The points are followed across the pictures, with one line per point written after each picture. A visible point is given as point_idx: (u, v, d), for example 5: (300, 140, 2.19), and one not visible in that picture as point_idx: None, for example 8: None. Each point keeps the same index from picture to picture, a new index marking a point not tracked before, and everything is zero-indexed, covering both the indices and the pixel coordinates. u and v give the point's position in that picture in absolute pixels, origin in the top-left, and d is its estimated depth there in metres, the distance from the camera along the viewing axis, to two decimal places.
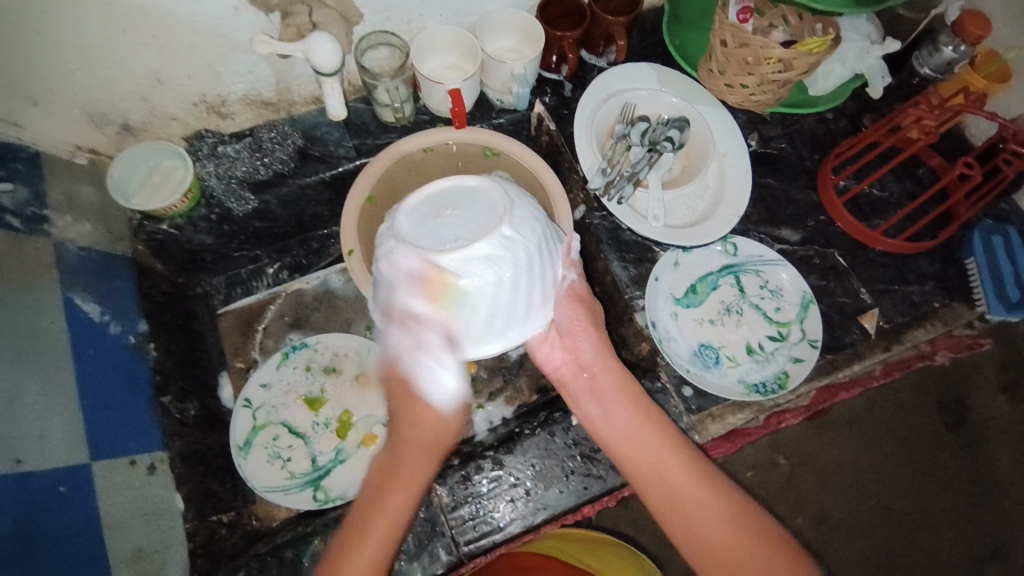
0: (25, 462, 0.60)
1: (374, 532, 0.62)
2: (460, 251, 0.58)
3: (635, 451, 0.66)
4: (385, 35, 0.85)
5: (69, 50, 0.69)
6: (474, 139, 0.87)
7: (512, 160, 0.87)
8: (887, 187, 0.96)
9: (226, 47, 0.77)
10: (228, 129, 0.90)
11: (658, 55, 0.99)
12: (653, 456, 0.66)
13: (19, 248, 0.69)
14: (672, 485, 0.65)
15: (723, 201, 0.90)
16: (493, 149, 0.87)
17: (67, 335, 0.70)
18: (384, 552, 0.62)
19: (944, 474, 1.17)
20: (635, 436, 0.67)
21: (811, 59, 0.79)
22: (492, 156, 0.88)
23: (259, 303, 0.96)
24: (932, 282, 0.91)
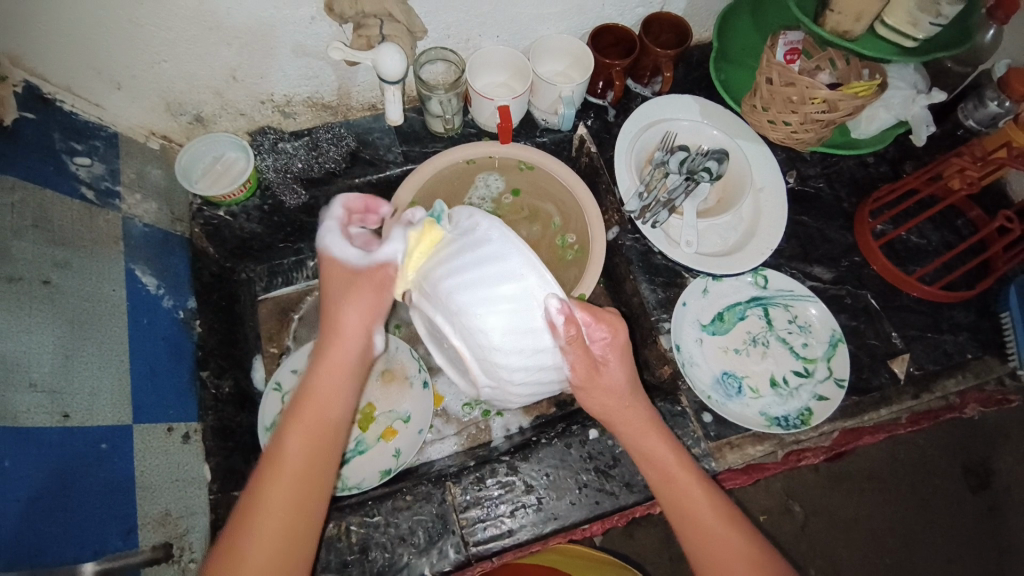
0: (71, 417, 0.63)
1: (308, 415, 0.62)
2: (502, 363, 0.57)
3: (673, 497, 0.66)
4: (444, 51, 0.90)
5: (159, 43, 0.75)
6: (514, 153, 0.92)
7: (547, 174, 0.92)
8: (926, 235, 0.96)
9: (299, 51, 0.83)
10: (289, 128, 0.96)
11: (703, 89, 1.02)
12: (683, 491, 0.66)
13: (91, 217, 0.74)
14: (698, 521, 0.65)
15: (757, 233, 0.90)
16: (528, 163, 0.93)
17: (126, 302, 0.75)
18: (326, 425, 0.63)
19: (967, 537, 1.13)
20: (672, 478, 0.67)
21: (856, 102, 0.80)
22: (527, 170, 0.94)
23: (299, 292, 1.01)
24: (966, 333, 0.90)
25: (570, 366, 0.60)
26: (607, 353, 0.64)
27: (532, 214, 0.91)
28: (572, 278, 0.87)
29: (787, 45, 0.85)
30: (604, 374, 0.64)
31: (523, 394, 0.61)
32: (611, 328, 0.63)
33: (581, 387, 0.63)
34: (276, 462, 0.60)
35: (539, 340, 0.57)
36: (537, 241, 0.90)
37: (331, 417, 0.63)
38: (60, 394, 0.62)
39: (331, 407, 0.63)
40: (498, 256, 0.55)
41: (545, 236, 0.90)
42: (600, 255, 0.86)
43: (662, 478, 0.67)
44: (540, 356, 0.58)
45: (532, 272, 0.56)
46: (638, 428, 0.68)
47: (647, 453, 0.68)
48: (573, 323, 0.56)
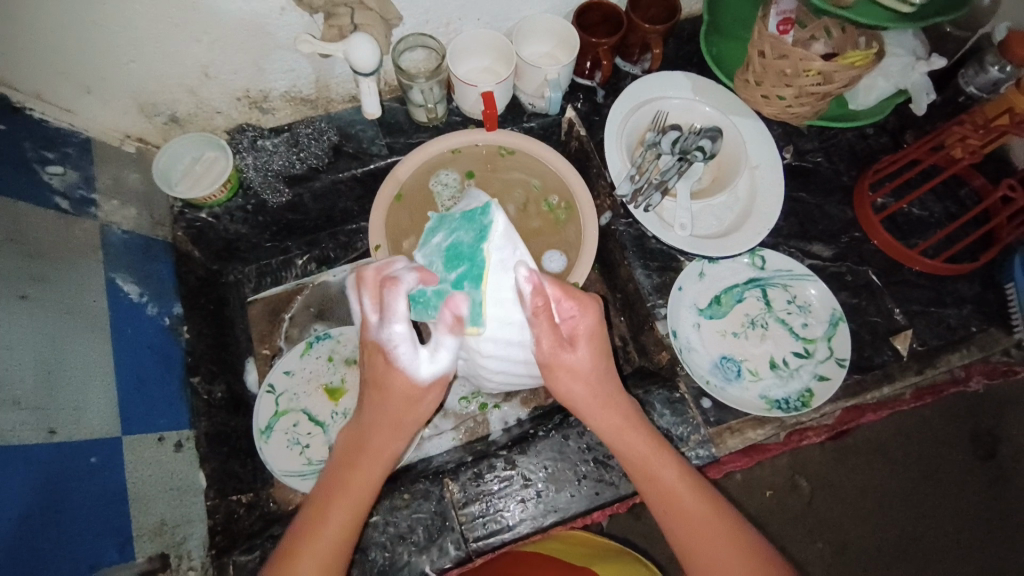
0: (58, 433, 0.62)
1: (357, 490, 0.63)
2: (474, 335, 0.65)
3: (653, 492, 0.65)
4: (423, 38, 0.86)
5: (125, 43, 0.73)
6: (494, 140, 0.89)
7: (529, 157, 0.90)
8: (927, 206, 0.93)
9: (271, 44, 0.80)
10: (268, 124, 0.93)
11: (694, 65, 0.98)
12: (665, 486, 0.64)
13: (68, 227, 0.72)
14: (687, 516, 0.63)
15: (753, 213, 0.88)
16: (508, 148, 0.90)
17: (108, 312, 0.74)
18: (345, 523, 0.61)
19: (973, 507, 1.12)
20: (665, 486, 0.64)
21: (852, 73, 0.77)
22: (507, 154, 0.91)
23: (288, 292, 1.00)
24: (970, 306, 0.88)
25: (535, 337, 0.64)
26: (573, 330, 0.65)
27: (505, 188, 0.90)
28: (575, 236, 0.87)
29: (778, 14, 0.84)
30: (571, 352, 0.65)
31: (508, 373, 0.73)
32: (581, 305, 0.65)
33: (546, 362, 0.65)
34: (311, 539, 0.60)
35: (511, 315, 0.64)
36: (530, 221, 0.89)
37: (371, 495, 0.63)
38: (44, 411, 0.61)
39: (371, 478, 0.63)
40: (484, 250, 0.63)
41: (530, 206, 0.90)
42: (593, 241, 0.84)
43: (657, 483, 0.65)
44: (512, 330, 0.65)
45: (511, 253, 0.63)
46: (624, 430, 0.66)
47: (625, 450, 0.66)
48: (539, 294, 0.62)
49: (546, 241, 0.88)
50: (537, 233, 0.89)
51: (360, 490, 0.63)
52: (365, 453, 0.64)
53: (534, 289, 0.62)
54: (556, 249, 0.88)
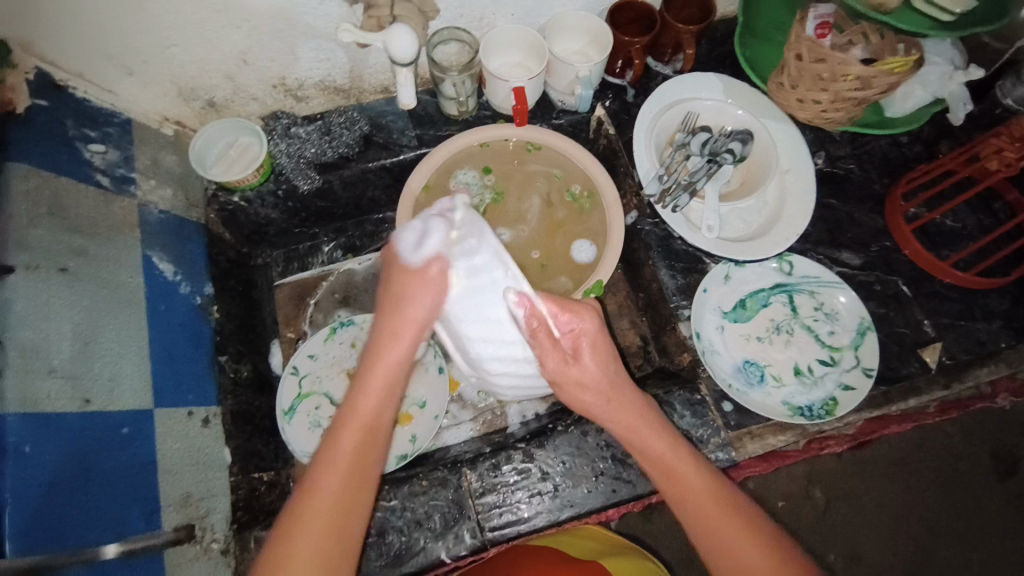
0: (92, 403, 0.63)
1: (333, 464, 0.59)
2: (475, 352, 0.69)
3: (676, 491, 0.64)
4: (457, 31, 0.87)
5: (168, 27, 0.74)
6: (520, 135, 0.90)
7: (555, 152, 0.90)
8: (961, 218, 0.92)
9: (309, 33, 0.81)
10: (301, 112, 0.95)
11: (726, 66, 0.98)
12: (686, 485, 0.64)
13: (107, 205, 0.75)
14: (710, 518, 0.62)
15: (782, 218, 0.87)
16: (535, 144, 0.90)
17: (143, 289, 0.75)
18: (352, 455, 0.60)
19: (994, 527, 1.10)
20: (681, 483, 0.64)
21: (891, 79, 0.76)
22: (534, 150, 0.92)
23: (313, 278, 1.02)
24: (1001, 321, 0.86)
25: (539, 356, 0.66)
26: (575, 339, 0.65)
27: (527, 179, 0.92)
28: (599, 223, 0.89)
29: (817, 18, 0.83)
30: (577, 367, 0.65)
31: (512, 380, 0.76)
32: (578, 316, 0.64)
33: (554, 380, 0.66)
34: (320, 481, 0.59)
35: (507, 334, 0.66)
36: (553, 212, 0.91)
37: (378, 433, 0.62)
38: (79, 380, 0.63)
39: (376, 408, 0.62)
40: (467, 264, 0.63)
41: (554, 197, 0.91)
42: (619, 238, 0.85)
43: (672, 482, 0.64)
44: (513, 347, 0.67)
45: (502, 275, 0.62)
46: (637, 430, 0.66)
47: (645, 451, 0.66)
48: (533, 316, 0.63)
49: (573, 232, 0.90)
50: (561, 222, 0.91)
51: (371, 408, 0.62)
52: (364, 378, 0.63)
53: (526, 311, 0.62)
54: (584, 238, 0.89)
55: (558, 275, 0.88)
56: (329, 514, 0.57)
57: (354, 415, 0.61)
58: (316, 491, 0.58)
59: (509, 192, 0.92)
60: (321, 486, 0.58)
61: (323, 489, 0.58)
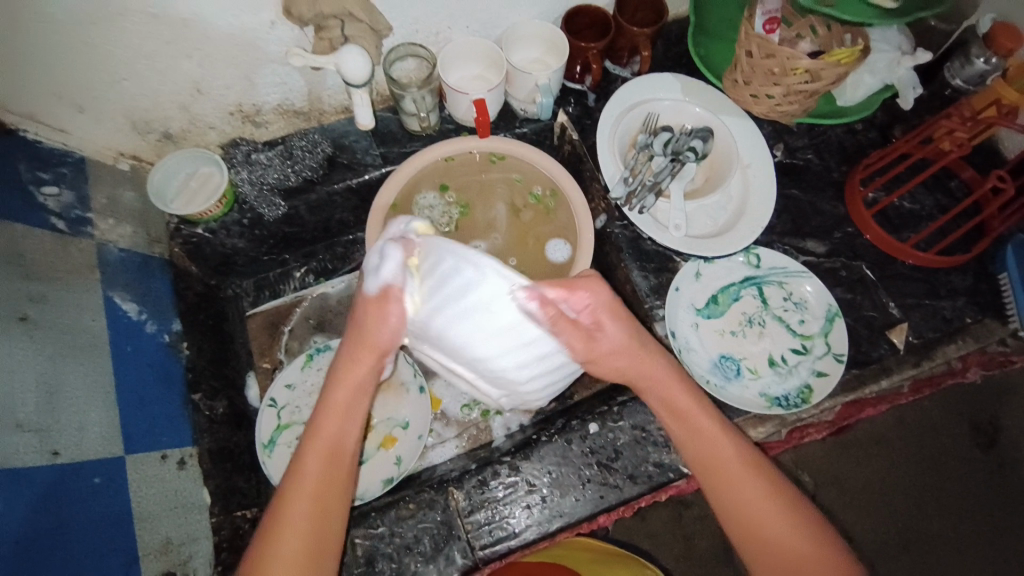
0: (61, 454, 0.62)
1: (307, 473, 0.60)
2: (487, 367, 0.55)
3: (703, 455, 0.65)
4: (415, 47, 0.88)
5: (116, 62, 0.73)
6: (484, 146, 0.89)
7: (520, 161, 0.90)
8: (918, 200, 0.94)
9: (263, 58, 0.80)
10: (261, 138, 0.93)
11: (683, 66, 0.99)
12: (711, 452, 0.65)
13: (64, 248, 0.72)
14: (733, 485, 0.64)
15: (747, 212, 0.89)
16: (499, 153, 0.90)
17: (108, 332, 0.74)
18: (325, 469, 0.61)
19: (975, 496, 1.13)
20: (738, 483, 0.63)
21: (839, 70, 0.78)
22: (499, 161, 0.91)
23: (286, 304, 1.00)
24: (964, 297, 0.89)
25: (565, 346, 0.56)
26: (594, 311, 0.61)
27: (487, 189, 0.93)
28: (568, 219, 0.89)
29: (766, 14, 0.83)
30: (603, 337, 0.61)
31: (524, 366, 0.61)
32: (585, 290, 0.61)
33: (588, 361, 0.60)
34: (294, 487, 0.60)
35: (522, 334, 0.53)
36: (520, 217, 0.92)
37: (344, 446, 0.63)
38: (47, 432, 0.61)
39: (343, 427, 0.63)
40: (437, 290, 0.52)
41: (518, 201, 0.92)
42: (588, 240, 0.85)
43: (728, 481, 0.64)
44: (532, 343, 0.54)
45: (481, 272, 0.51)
46: (695, 429, 0.66)
47: (675, 411, 0.67)
48: (547, 305, 0.53)
49: (543, 234, 0.91)
50: (529, 226, 0.92)
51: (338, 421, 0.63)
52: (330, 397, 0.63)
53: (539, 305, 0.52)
54: (561, 237, 0.89)
55: (537, 279, 0.88)
56: (312, 517, 0.59)
57: (334, 431, 0.63)
58: (300, 481, 0.60)
59: (474, 203, 0.93)
60: (301, 475, 0.60)
61: (300, 498, 0.59)
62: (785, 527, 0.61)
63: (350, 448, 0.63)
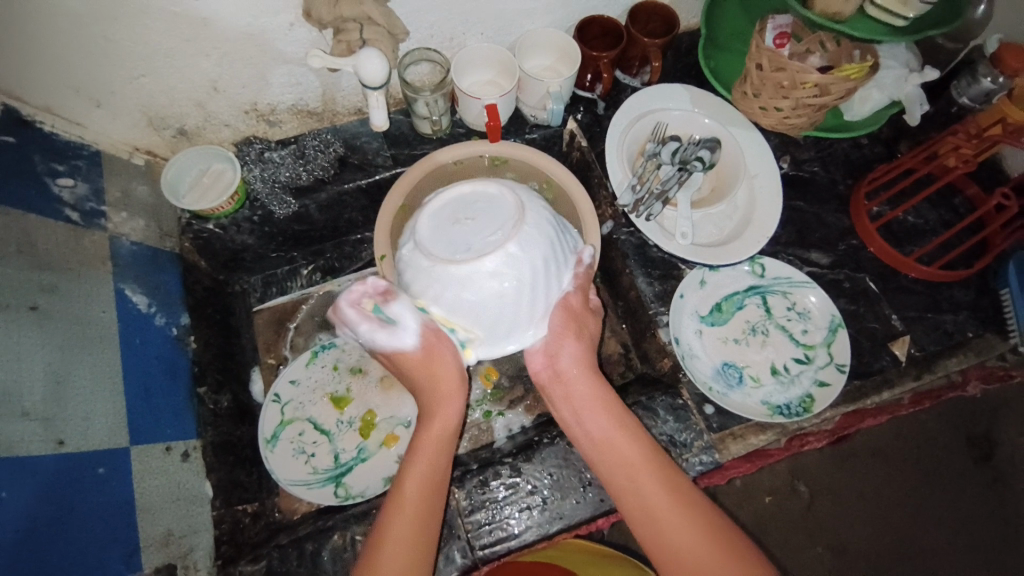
0: (66, 444, 0.62)
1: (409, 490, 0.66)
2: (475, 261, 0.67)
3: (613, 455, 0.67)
4: (426, 52, 0.88)
5: (135, 58, 0.74)
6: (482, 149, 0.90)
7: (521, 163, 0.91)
8: (923, 214, 0.95)
9: (280, 59, 0.82)
10: (274, 136, 0.95)
11: (692, 77, 1.00)
12: (623, 454, 0.67)
13: (77, 239, 0.73)
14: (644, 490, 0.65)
15: (752, 222, 0.89)
16: (500, 157, 0.91)
17: (117, 323, 0.74)
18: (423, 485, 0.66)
19: (974, 511, 1.13)
20: (644, 488, 0.65)
21: (848, 85, 0.79)
22: (499, 165, 0.92)
23: (294, 302, 1.00)
24: (966, 312, 0.90)
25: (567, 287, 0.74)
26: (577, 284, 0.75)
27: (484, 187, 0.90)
28: (569, 211, 0.88)
29: (776, 29, 0.86)
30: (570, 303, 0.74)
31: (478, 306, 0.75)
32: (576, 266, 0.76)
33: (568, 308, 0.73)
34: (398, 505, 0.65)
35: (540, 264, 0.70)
36: None
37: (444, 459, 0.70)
38: (52, 421, 0.62)
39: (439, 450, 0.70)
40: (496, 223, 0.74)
41: None
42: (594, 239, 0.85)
43: (635, 489, 0.65)
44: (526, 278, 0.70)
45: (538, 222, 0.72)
46: (604, 438, 0.69)
47: (584, 407, 0.71)
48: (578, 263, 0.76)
49: None
50: None
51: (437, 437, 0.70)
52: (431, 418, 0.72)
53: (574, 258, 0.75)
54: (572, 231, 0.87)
55: None
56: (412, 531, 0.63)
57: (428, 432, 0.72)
58: (400, 499, 0.65)
59: None
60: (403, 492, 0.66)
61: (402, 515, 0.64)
62: (684, 531, 0.62)
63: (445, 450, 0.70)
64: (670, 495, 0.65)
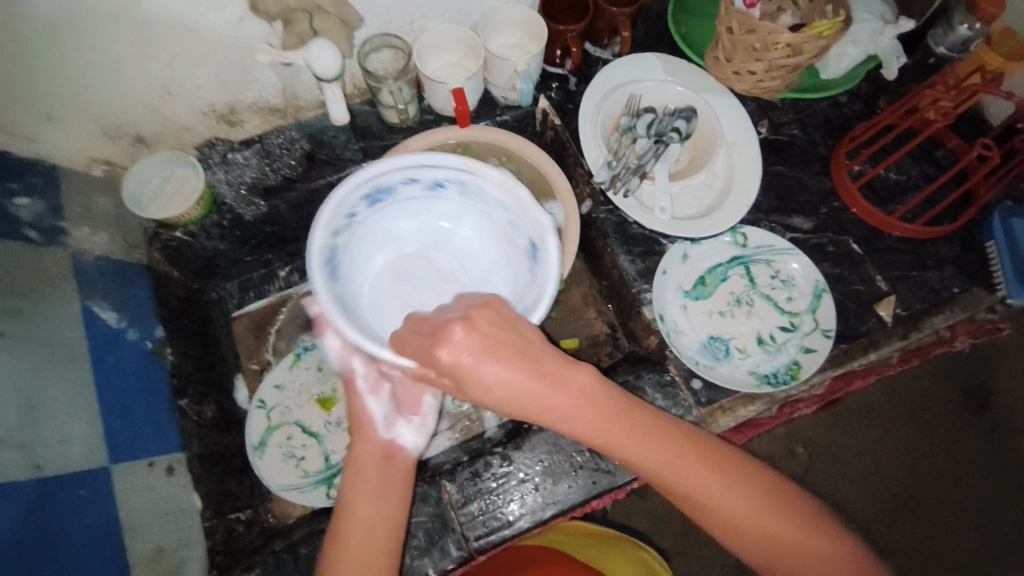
0: (46, 467, 0.61)
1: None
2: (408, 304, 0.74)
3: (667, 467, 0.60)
4: (388, 37, 0.86)
5: (80, 66, 0.71)
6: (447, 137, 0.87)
7: (485, 145, 0.88)
8: (904, 170, 0.93)
9: (234, 56, 0.79)
10: (237, 137, 0.92)
11: (664, 45, 0.98)
12: (678, 465, 0.60)
13: (38, 258, 0.71)
14: (711, 493, 0.60)
15: (732, 191, 0.88)
16: (464, 143, 0.88)
17: (87, 341, 0.72)
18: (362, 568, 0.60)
19: (971, 463, 1.14)
20: (717, 490, 0.60)
21: (821, 43, 0.77)
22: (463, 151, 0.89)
23: (270, 305, 0.98)
24: (952, 267, 0.89)
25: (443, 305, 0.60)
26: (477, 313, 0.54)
27: None
28: (534, 176, 0.88)
29: None
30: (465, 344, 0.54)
31: (481, 237, 0.76)
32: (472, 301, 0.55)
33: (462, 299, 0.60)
34: None
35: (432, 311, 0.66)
36: None
37: (380, 538, 0.62)
38: (30, 446, 0.61)
39: (370, 523, 0.63)
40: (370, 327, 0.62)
41: None
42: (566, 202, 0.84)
43: (700, 494, 0.60)
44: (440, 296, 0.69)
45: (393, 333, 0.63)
46: (657, 456, 0.59)
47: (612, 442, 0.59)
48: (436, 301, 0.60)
49: (532, 200, 0.88)
50: None
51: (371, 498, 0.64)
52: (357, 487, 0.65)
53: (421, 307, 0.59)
54: (554, 201, 0.87)
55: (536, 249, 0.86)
56: None
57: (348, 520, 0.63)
58: None
59: None
60: None
61: None
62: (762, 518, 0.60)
63: (382, 514, 0.63)
64: (741, 485, 0.60)
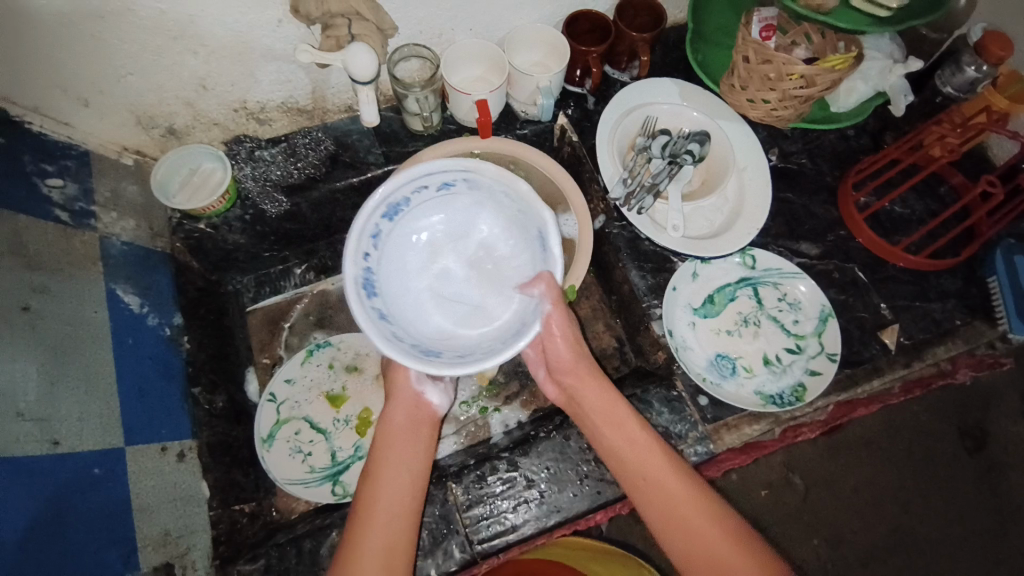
0: (61, 444, 0.62)
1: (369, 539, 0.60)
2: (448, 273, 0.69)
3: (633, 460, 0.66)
4: (418, 48, 0.88)
5: (123, 58, 0.73)
6: (457, 147, 0.90)
7: (494, 153, 0.90)
8: (910, 205, 0.96)
9: (269, 56, 0.81)
10: (264, 135, 0.94)
11: (681, 71, 1.01)
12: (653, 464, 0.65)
13: (67, 239, 0.73)
14: (672, 490, 0.63)
15: (742, 215, 0.90)
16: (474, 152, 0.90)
17: (109, 323, 0.74)
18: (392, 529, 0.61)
19: (967, 497, 1.15)
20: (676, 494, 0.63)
21: (834, 76, 0.80)
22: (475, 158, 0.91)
23: (287, 300, 1.00)
24: (954, 299, 0.91)
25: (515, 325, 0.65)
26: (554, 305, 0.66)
27: None
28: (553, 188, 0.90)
29: (761, 22, 0.86)
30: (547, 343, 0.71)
31: (495, 223, 0.70)
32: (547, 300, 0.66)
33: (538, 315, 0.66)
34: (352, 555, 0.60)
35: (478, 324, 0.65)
36: None
37: (410, 497, 0.64)
38: (47, 422, 0.62)
39: (397, 485, 0.64)
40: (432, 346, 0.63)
41: None
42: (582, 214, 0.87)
43: (660, 492, 0.64)
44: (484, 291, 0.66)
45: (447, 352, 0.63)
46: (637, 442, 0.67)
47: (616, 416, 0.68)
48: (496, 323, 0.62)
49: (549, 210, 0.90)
50: None
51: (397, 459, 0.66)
52: (382, 454, 0.66)
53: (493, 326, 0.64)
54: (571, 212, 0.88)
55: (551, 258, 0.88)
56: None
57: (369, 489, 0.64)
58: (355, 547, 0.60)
59: None
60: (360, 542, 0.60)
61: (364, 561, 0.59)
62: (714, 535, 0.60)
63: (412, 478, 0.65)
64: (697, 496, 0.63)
